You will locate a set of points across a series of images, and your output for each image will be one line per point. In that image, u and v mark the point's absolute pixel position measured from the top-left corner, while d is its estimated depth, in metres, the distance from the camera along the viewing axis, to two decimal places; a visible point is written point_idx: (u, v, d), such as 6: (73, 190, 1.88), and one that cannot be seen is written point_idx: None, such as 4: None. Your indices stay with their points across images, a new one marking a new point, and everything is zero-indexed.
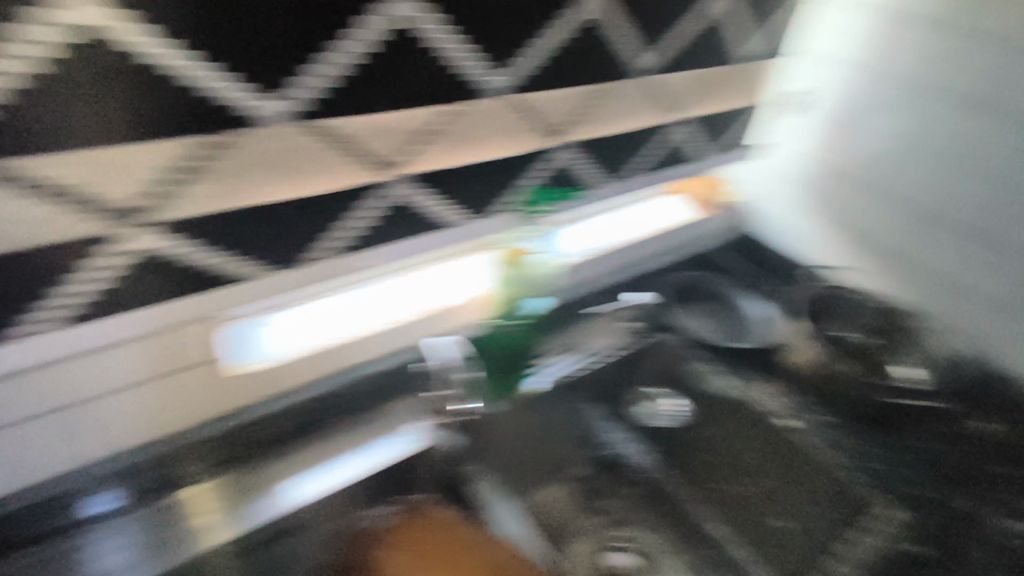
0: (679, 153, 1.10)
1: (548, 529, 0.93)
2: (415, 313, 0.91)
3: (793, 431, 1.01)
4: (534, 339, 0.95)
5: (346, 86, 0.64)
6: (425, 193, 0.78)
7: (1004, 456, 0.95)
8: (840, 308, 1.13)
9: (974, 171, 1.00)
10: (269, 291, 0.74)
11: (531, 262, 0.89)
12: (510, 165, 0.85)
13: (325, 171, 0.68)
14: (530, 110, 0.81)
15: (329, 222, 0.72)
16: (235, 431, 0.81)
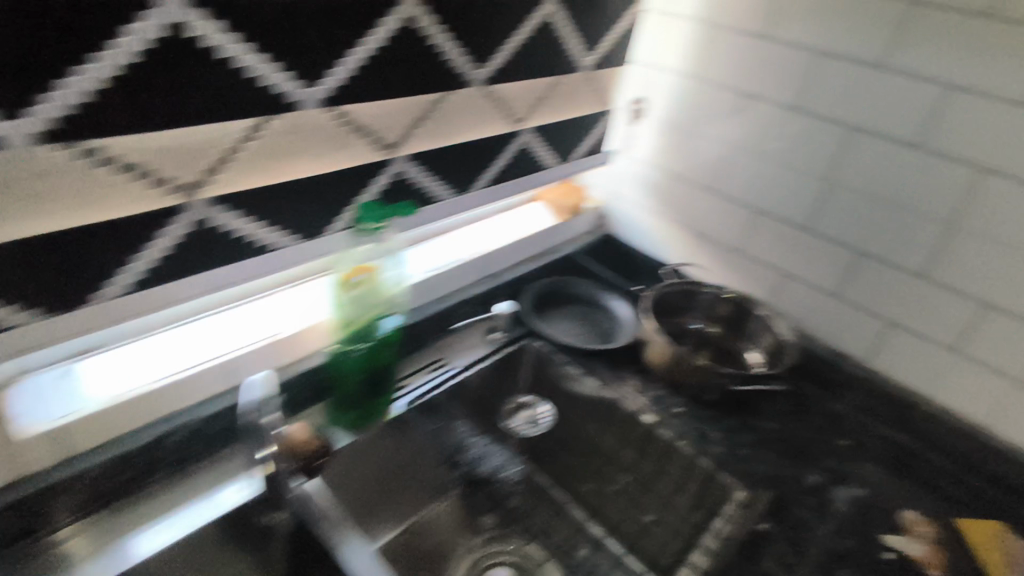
0: (530, 159, 1.07)
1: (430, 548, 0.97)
2: (252, 345, 0.84)
3: (654, 426, 1.02)
4: (389, 361, 0.90)
5: (112, 102, 0.57)
6: (238, 216, 0.72)
7: (832, 429, 1.06)
8: (692, 302, 1.22)
9: (788, 169, 1.09)
10: (46, 341, 0.65)
11: (370, 281, 0.84)
12: (340, 181, 0.79)
13: (105, 196, 0.61)
14: (353, 123, 0.76)
15: (118, 256, 0.64)
16: (45, 494, 0.71)
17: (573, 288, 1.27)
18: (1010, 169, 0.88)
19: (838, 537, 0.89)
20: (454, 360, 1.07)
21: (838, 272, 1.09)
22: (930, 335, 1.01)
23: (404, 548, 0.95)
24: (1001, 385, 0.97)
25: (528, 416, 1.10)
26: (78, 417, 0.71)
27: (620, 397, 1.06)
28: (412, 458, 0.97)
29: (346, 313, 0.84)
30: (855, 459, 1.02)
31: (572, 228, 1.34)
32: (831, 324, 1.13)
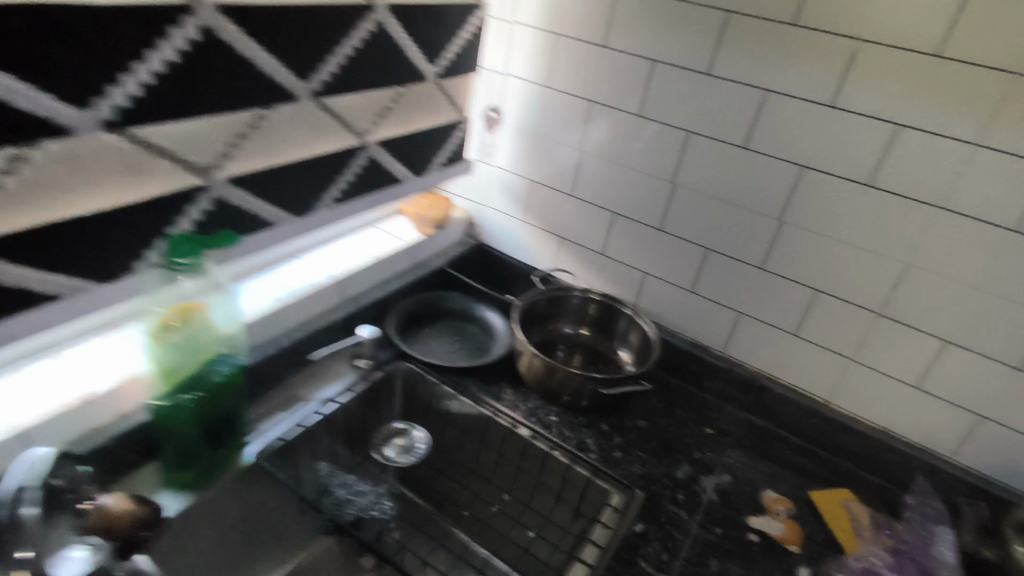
0: (380, 173, 1.01)
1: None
2: (51, 408, 0.71)
3: (530, 439, 1.01)
4: (228, 405, 0.80)
5: None
6: (8, 265, 0.60)
7: (699, 419, 1.12)
8: (563, 308, 1.22)
9: (638, 172, 1.12)
10: None
11: (194, 324, 0.76)
12: (146, 212, 0.70)
13: None
14: (154, 146, 0.67)
15: None
16: None
17: (444, 303, 1.22)
18: (826, 166, 0.95)
19: (708, 526, 0.91)
20: (315, 394, 0.99)
21: (692, 268, 1.14)
22: (776, 322, 1.08)
23: None
24: (837, 363, 1.05)
25: (402, 444, 1.05)
26: None
27: (495, 412, 1.04)
28: (265, 511, 0.85)
29: (167, 361, 0.74)
30: (721, 446, 1.07)
31: (439, 240, 1.29)
32: (690, 318, 1.17)
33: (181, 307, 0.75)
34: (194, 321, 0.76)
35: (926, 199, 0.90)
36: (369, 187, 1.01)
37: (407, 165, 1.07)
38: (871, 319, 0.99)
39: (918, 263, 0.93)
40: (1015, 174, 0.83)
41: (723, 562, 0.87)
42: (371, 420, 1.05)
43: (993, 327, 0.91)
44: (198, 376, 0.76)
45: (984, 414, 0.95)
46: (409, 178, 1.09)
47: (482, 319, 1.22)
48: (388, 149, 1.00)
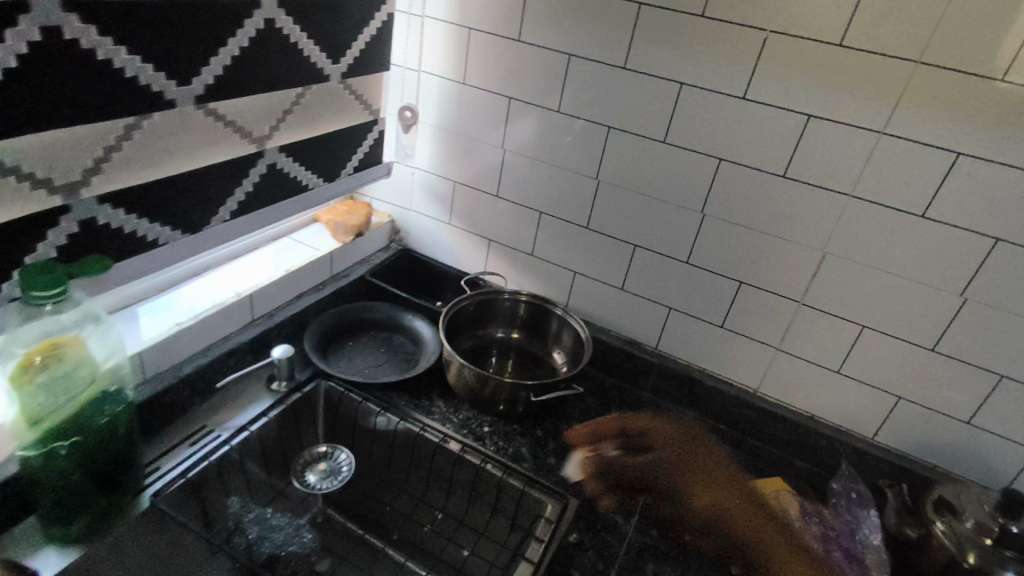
0: (285, 181, 0.94)
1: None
2: None
3: (461, 453, 0.96)
4: (116, 445, 0.73)
5: None
6: None
7: (634, 417, 1.11)
8: (493, 312, 1.18)
9: (561, 169, 1.10)
10: None
11: (66, 360, 0.67)
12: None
13: None
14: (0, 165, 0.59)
15: None
16: None
17: (367, 314, 1.16)
18: (742, 158, 0.95)
19: (644, 529, 0.90)
20: (226, 422, 0.92)
21: (620, 265, 1.12)
22: (704, 315, 1.08)
23: None
24: (764, 353, 1.06)
25: (323, 470, 0.98)
26: None
27: (423, 427, 0.99)
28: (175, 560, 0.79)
29: (36, 407, 0.66)
30: (656, 444, 1.06)
31: (359, 248, 1.23)
32: (621, 316, 1.16)
33: (44, 344, 0.66)
34: (66, 357, 0.67)
35: (839, 188, 0.91)
36: (274, 196, 0.94)
37: (316, 171, 1.00)
38: (794, 308, 1.00)
39: (834, 251, 0.94)
40: (919, 161, 0.85)
41: (659, 566, 0.86)
42: (295, 445, 1.00)
43: (905, 311, 0.93)
44: (73, 419, 0.69)
45: (902, 395, 0.98)
46: (319, 185, 1.02)
47: (410, 328, 1.17)
48: (292, 156, 0.94)
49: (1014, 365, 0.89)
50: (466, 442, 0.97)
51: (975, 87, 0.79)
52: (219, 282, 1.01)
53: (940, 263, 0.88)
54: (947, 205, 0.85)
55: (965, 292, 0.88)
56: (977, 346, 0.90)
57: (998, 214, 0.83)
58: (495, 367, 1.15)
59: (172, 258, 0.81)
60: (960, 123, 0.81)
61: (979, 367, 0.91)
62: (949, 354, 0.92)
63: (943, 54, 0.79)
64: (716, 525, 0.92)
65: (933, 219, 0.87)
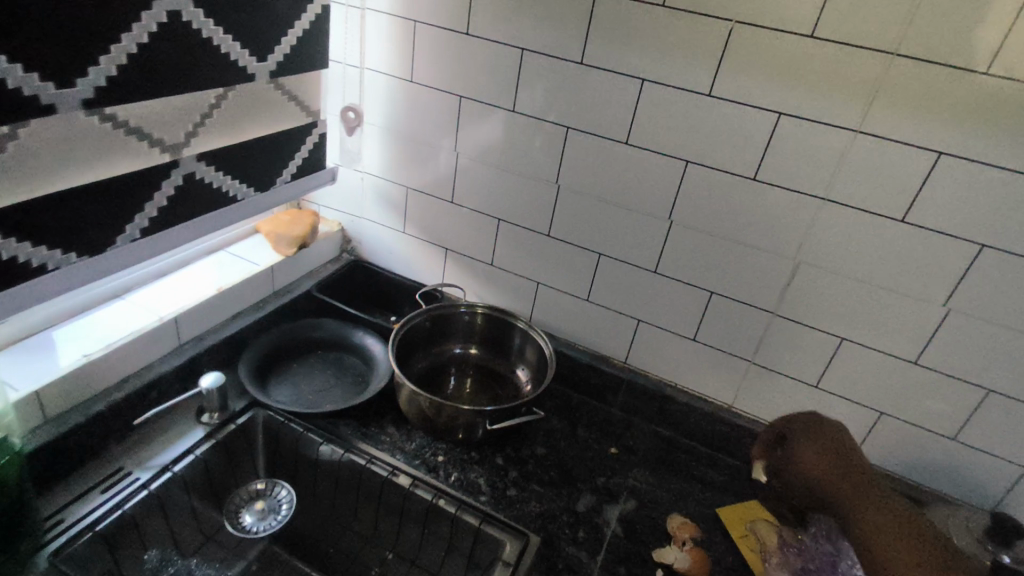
0: (207, 192, 0.85)
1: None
2: None
3: (410, 487, 0.88)
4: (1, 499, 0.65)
5: None
6: None
7: (602, 438, 1.04)
8: (450, 327, 1.10)
9: (518, 174, 1.02)
10: None
11: None
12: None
13: None
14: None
15: None
16: None
17: (314, 333, 1.07)
18: (709, 160, 0.88)
19: (610, 567, 0.83)
20: (148, 460, 0.84)
21: (584, 276, 1.05)
22: (674, 328, 1.01)
23: None
24: (738, 367, 0.99)
25: (261, 508, 0.89)
26: None
27: (369, 459, 0.91)
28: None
29: None
30: (625, 467, 0.99)
31: (305, 260, 1.14)
32: (587, 329, 1.09)
33: None
34: None
35: (813, 192, 0.84)
36: (195, 210, 0.84)
37: (245, 180, 0.91)
38: (768, 320, 0.94)
39: (809, 259, 0.88)
40: (897, 162, 0.78)
41: None
42: (230, 482, 0.92)
43: (885, 322, 0.87)
44: None
45: (884, 410, 0.91)
46: (250, 195, 0.93)
47: (359, 346, 1.08)
48: (215, 164, 0.84)
49: (1001, 379, 0.83)
50: (416, 476, 0.90)
51: (956, 82, 0.72)
52: (140, 304, 0.92)
53: (922, 272, 0.82)
54: (928, 209, 0.79)
55: (948, 302, 0.82)
56: (961, 359, 0.84)
57: (983, 218, 0.77)
58: (453, 387, 1.07)
59: (70, 284, 0.72)
60: (941, 121, 0.75)
61: (964, 381, 0.85)
62: (932, 367, 0.86)
63: (922, 45, 0.73)
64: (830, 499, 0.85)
65: (914, 225, 0.80)
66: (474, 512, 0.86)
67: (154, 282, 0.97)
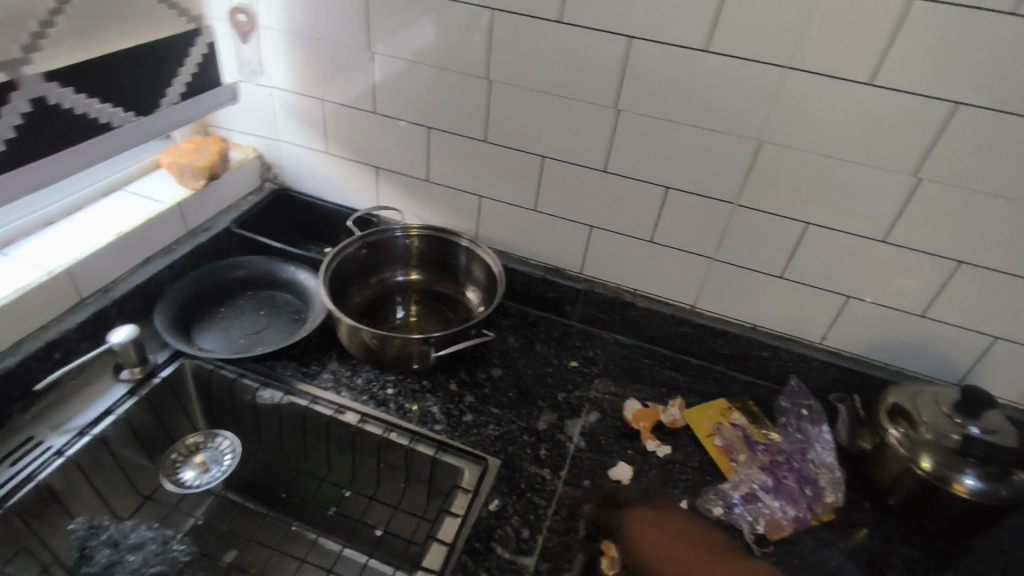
0: (67, 119, 0.72)
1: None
2: None
3: (358, 425, 0.81)
4: None
5: None
6: None
7: (562, 352, 0.99)
8: (388, 253, 1.00)
9: (445, 72, 0.90)
10: None
11: None
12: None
13: None
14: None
15: None
16: None
17: (238, 272, 0.97)
18: (655, 34, 0.77)
19: (574, 482, 0.78)
20: (62, 425, 0.75)
21: (528, 182, 0.95)
22: (631, 232, 0.94)
23: None
24: (699, 266, 0.93)
25: (201, 462, 0.83)
26: None
27: (312, 399, 0.83)
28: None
29: None
30: (587, 380, 0.94)
31: (217, 194, 1.02)
32: (538, 240, 1.01)
33: None
34: None
35: (772, 59, 0.74)
36: (57, 141, 0.72)
37: (119, 103, 0.78)
38: (728, 211, 0.87)
39: (770, 138, 0.79)
40: (862, 16, 0.69)
41: (592, 522, 0.74)
42: (161, 437, 0.84)
43: (851, 202, 0.80)
44: None
45: (851, 294, 0.87)
46: (130, 121, 0.81)
47: (291, 282, 0.98)
48: (72, 85, 0.71)
49: (970, 249, 0.78)
50: (365, 411, 0.82)
51: None
52: (24, 259, 0.80)
53: (890, 141, 0.75)
54: (898, 68, 0.70)
55: (918, 171, 0.75)
56: (930, 233, 0.79)
57: (957, 73, 0.68)
58: (399, 317, 0.99)
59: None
60: None
61: (934, 255, 0.80)
62: (900, 245, 0.81)
63: None
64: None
65: (880, 89, 0.72)
66: (429, 442, 0.79)
67: (38, 234, 0.85)
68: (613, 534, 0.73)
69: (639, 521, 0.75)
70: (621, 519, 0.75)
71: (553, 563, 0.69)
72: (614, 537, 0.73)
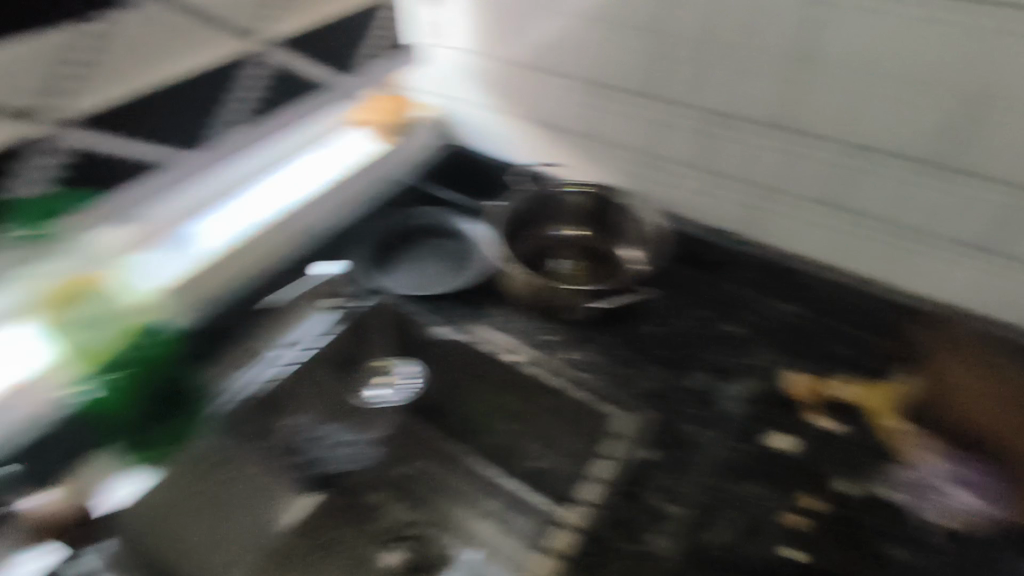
0: (295, 81, 0.86)
1: (315, 544, 0.87)
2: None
3: (522, 366, 0.87)
4: (178, 373, 0.76)
5: None
6: None
7: (721, 316, 0.94)
8: (549, 210, 1.05)
9: (615, 27, 0.91)
10: None
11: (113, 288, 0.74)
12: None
13: None
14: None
15: None
16: None
17: (416, 221, 1.06)
18: None
19: (731, 444, 0.78)
20: (281, 338, 0.87)
21: (695, 138, 0.96)
22: (800, 189, 0.93)
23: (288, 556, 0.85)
24: (874, 227, 0.91)
25: (390, 382, 0.94)
26: None
27: (481, 337, 0.92)
28: (255, 490, 0.84)
29: (84, 336, 0.71)
30: (749, 346, 0.90)
31: (406, 148, 1.12)
32: (702, 198, 1.01)
33: (97, 273, 0.73)
34: (114, 285, 0.74)
35: None
36: (288, 100, 0.86)
37: (334, 66, 0.92)
38: (911, 168, 0.83)
39: (961, 90, 0.75)
40: None
41: (748, 484, 0.74)
42: (346, 360, 0.93)
43: None
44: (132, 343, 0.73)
45: None
46: (345, 80, 0.95)
47: (461, 233, 1.06)
48: (299, 51, 0.85)
49: None
50: (528, 352, 0.89)
51: None
52: (263, 198, 0.94)
53: None
54: None
55: None
56: None
57: None
58: (558, 268, 1.00)
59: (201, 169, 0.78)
60: None
61: None
62: None
63: None
64: (929, 376, 0.81)
65: None
66: (585, 391, 0.84)
67: (271, 174, 0.97)
68: (778, 504, 0.72)
69: (936, 328, 0.86)
70: (787, 493, 0.73)
71: (707, 517, 0.71)
72: (775, 501, 0.72)
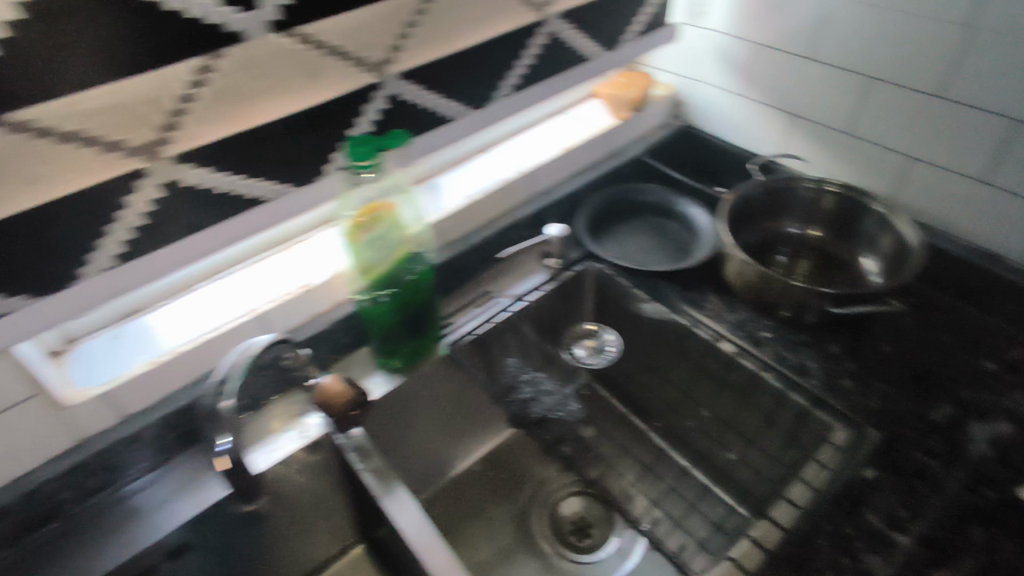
0: (563, 51, 0.91)
1: (508, 475, 0.96)
2: (295, 290, 0.81)
3: (735, 357, 0.87)
4: (432, 300, 0.85)
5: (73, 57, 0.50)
6: (238, 176, 0.65)
7: (974, 349, 0.86)
8: (790, 204, 1.00)
9: (910, 17, 0.83)
10: (87, 304, 0.61)
11: (401, 220, 0.80)
12: (305, 116, 0.67)
13: (84, 171, 0.55)
14: (313, 40, 0.63)
15: (97, 239, 0.58)
16: (111, 452, 0.71)
17: (642, 198, 1.09)
18: None
19: (970, 485, 0.71)
20: (510, 289, 0.97)
21: (982, 146, 0.85)
22: None
23: (482, 477, 0.95)
24: None
25: (592, 346, 1.01)
26: (152, 363, 0.72)
27: (694, 321, 0.92)
28: (467, 412, 0.95)
29: (372, 256, 0.79)
30: (1006, 387, 0.81)
31: (637, 125, 1.14)
32: (970, 213, 0.91)
33: (395, 201, 0.79)
34: (401, 216, 0.80)
35: None
36: (555, 69, 0.91)
37: (598, 40, 0.95)
38: None
39: None
40: None
41: (988, 532, 0.68)
42: (560, 319, 1.01)
43: None
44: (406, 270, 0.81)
45: None
46: (603, 54, 0.98)
47: (685, 216, 1.07)
48: (575, 22, 0.89)
49: None
50: (741, 345, 0.88)
51: None
52: (504, 159, 1.03)
53: None
54: None
55: None
56: None
57: None
58: (782, 265, 0.98)
59: (479, 125, 0.86)
60: None
61: None
62: None
63: None
64: None
65: None
66: (802, 394, 0.81)
67: (511, 140, 1.07)
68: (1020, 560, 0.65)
69: None
70: None
71: (935, 554, 0.66)
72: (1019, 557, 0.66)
